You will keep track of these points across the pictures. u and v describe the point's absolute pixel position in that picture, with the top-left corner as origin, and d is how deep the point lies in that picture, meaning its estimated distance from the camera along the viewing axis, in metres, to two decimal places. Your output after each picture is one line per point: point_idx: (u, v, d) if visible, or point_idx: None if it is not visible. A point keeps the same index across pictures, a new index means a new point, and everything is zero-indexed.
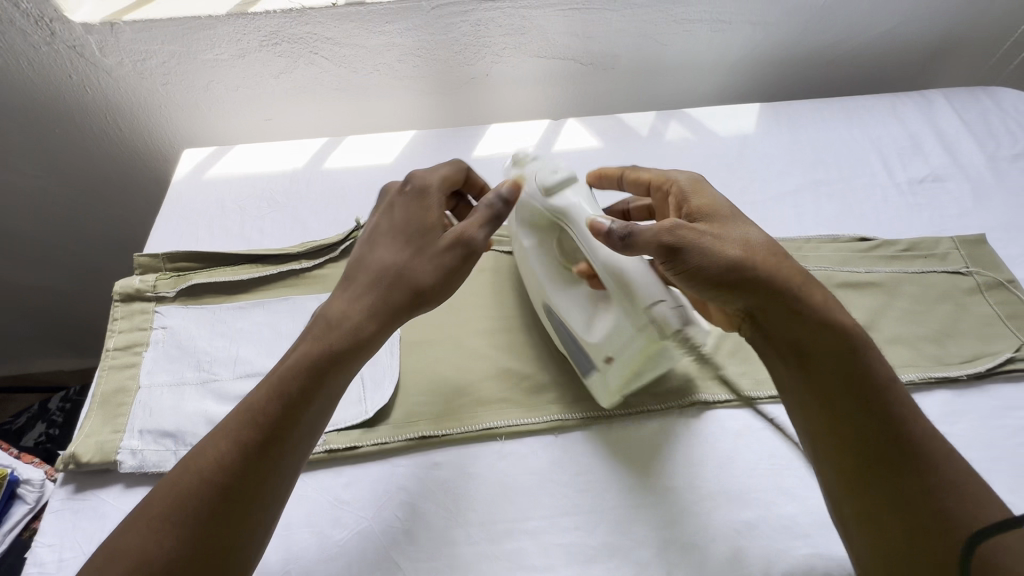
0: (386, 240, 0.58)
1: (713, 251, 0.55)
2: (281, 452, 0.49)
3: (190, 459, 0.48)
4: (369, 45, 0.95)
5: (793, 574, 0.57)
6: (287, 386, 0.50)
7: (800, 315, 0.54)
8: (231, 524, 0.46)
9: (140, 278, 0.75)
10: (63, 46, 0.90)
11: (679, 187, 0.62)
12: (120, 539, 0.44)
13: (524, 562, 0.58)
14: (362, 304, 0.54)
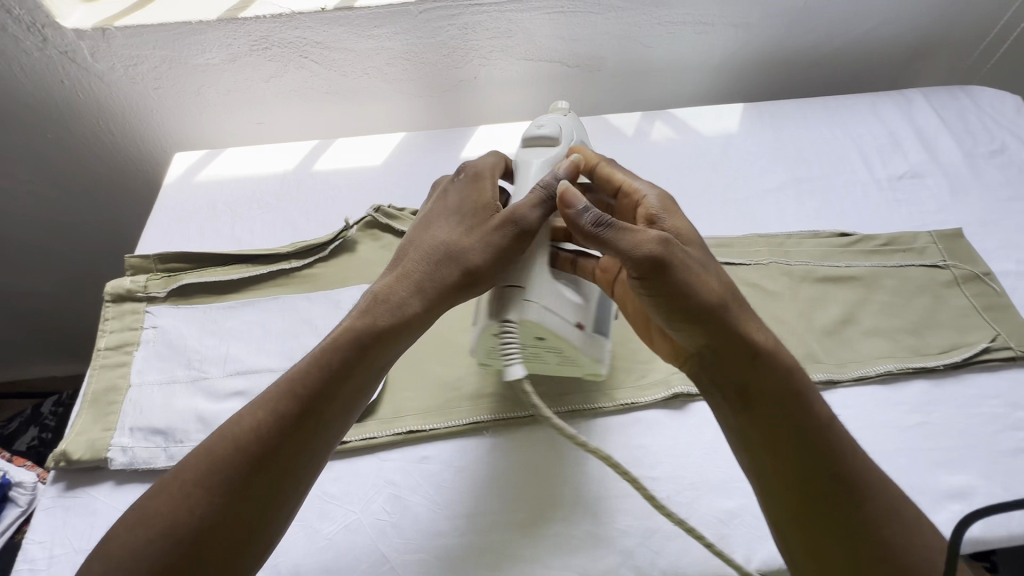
0: (440, 222, 0.59)
1: (700, 278, 0.52)
2: (318, 427, 0.50)
3: (230, 424, 0.49)
4: (358, 49, 0.96)
5: (772, 561, 0.58)
6: (330, 359, 0.51)
7: (757, 358, 0.53)
8: (256, 498, 0.47)
9: (131, 279, 0.76)
10: (54, 52, 0.91)
11: (650, 203, 0.58)
12: (153, 500, 0.46)
13: (510, 553, 0.59)
14: (409, 283, 0.56)
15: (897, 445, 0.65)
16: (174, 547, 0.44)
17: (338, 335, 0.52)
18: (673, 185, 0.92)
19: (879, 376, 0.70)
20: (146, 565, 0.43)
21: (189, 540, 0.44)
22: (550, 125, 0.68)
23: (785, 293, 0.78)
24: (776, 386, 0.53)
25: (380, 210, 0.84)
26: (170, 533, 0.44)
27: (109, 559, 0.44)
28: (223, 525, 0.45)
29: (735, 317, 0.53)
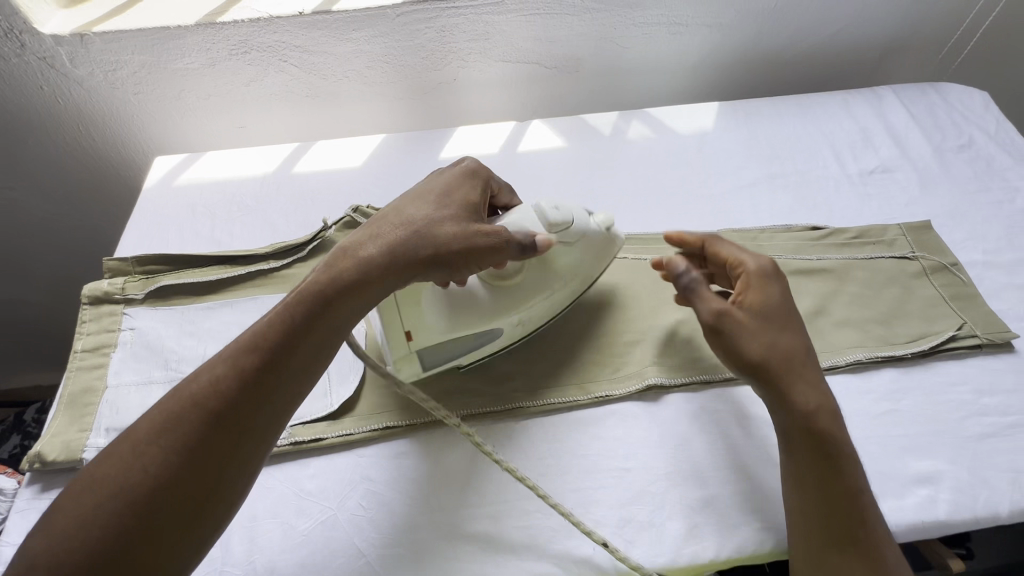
0: (417, 198, 0.61)
1: (747, 347, 0.59)
2: (274, 386, 0.50)
3: (187, 381, 0.49)
4: (337, 52, 0.97)
5: (743, 547, 0.59)
6: (292, 315, 0.52)
7: (798, 417, 0.58)
8: (212, 457, 0.47)
9: (108, 282, 0.76)
10: (33, 57, 0.92)
11: (746, 274, 0.64)
12: (104, 463, 0.46)
13: (486, 545, 0.59)
14: (378, 246, 0.57)
15: (867, 432, 0.66)
16: (128, 506, 0.44)
17: (302, 292, 0.54)
18: (650, 183, 0.94)
19: (850, 365, 0.71)
20: (99, 526, 0.43)
21: (142, 501, 0.44)
22: (562, 214, 0.65)
23: None
24: (806, 434, 0.57)
25: (359, 210, 0.84)
26: (123, 493, 0.44)
27: (60, 523, 0.43)
28: (178, 483, 0.45)
29: (786, 381, 0.58)
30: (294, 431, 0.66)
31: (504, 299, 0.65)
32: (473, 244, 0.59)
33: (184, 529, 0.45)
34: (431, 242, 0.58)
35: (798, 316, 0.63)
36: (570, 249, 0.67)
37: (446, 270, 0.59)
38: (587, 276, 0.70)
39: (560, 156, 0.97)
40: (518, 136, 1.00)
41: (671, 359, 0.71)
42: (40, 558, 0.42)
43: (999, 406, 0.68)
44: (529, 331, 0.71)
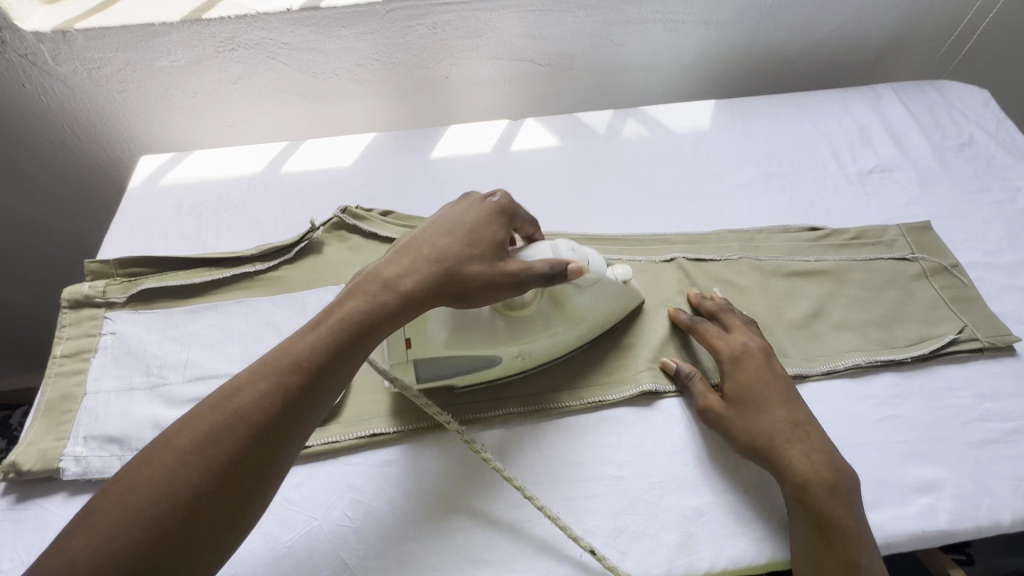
0: (450, 220, 0.60)
1: (733, 430, 0.62)
2: (316, 398, 0.49)
3: (230, 393, 0.47)
4: (327, 49, 0.95)
5: (739, 559, 0.58)
6: (336, 333, 0.51)
7: (789, 487, 0.58)
8: (256, 470, 0.45)
9: (89, 284, 0.74)
10: (14, 55, 0.90)
11: (723, 354, 0.66)
12: (143, 469, 0.43)
13: (474, 557, 0.58)
14: (410, 274, 0.56)
15: (866, 438, 0.65)
16: (172, 515, 0.41)
17: (345, 311, 0.52)
18: (646, 183, 0.92)
19: (849, 369, 0.70)
20: (140, 533, 0.40)
21: (186, 510, 0.42)
22: (579, 256, 0.62)
23: (755, 287, 0.77)
24: (805, 505, 0.57)
25: (348, 211, 0.83)
26: (167, 502, 0.42)
27: (93, 529, 0.40)
28: (222, 496, 0.43)
29: (772, 457, 0.59)
30: None
31: (511, 329, 0.63)
32: (507, 271, 0.58)
33: (219, 543, 0.43)
34: (466, 266, 0.57)
35: (781, 391, 0.63)
36: (583, 293, 0.65)
37: (478, 296, 0.58)
38: (594, 325, 0.69)
39: (554, 155, 0.95)
40: (511, 134, 0.98)
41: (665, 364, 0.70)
42: (67, 566, 0.38)
43: (1000, 411, 0.67)
44: (527, 367, 0.68)
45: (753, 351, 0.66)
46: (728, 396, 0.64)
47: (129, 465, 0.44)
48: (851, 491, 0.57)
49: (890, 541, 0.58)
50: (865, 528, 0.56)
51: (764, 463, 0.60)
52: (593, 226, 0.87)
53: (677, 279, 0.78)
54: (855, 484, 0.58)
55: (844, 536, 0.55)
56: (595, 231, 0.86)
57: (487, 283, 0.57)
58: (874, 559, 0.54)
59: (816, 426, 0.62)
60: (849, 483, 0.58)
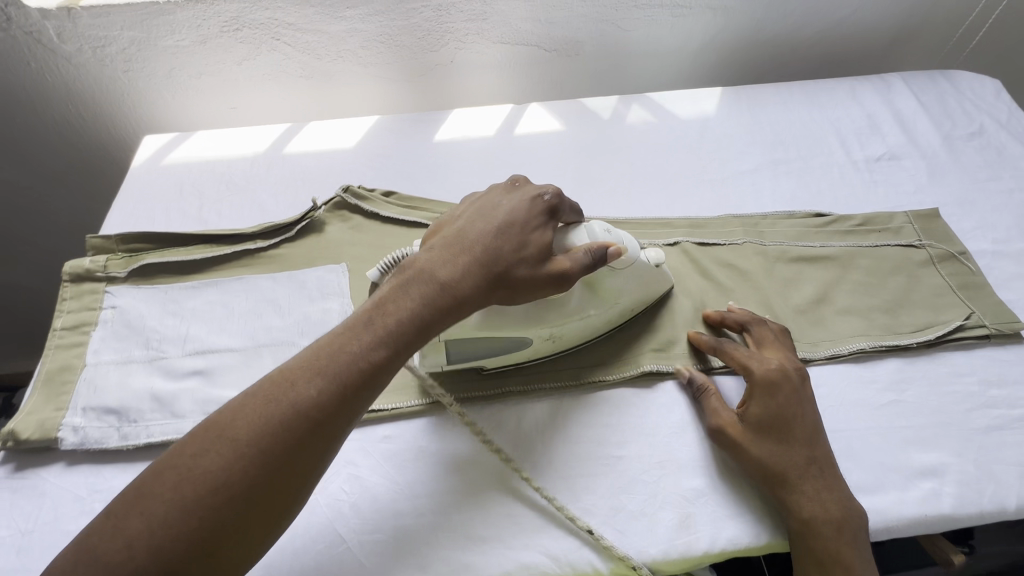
0: (508, 213, 0.57)
1: (749, 459, 0.58)
2: (369, 392, 0.48)
3: (283, 385, 0.46)
4: (331, 31, 0.95)
5: (738, 541, 0.57)
6: (390, 333, 0.50)
7: (795, 521, 0.56)
8: (310, 468, 0.45)
9: (91, 259, 0.74)
10: (20, 31, 0.90)
11: (756, 377, 0.61)
12: (199, 458, 0.42)
13: (471, 533, 0.57)
14: (462, 272, 0.53)
15: (869, 423, 0.64)
16: (226, 508, 0.42)
17: (399, 309, 0.51)
18: (650, 168, 0.91)
19: (852, 354, 0.69)
20: (197, 521, 0.41)
21: (240, 503, 0.42)
22: (614, 236, 0.62)
23: (760, 271, 0.76)
24: (806, 538, 0.55)
25: (350, 190, 0.82)
26: (222, 494, 0.42)
27: (149, 512, 0.41)
28: (275, 492, 0.44)
29: (782, 489, 0.57)
30: None
31: (543, 314, 0.60)
32: (557, 265, 0.56)
33: (267, 534, 0.44)
34: (523, 266, 0.55)
35: (806, 422, 0.59)
36: (616, 273, 0.64)
37: (529, 295, 0.56)
38: (625, 310, 0.68)
39: (557, 139, 0.95)
40: (515, 118, 0.98)
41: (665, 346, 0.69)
42: (125, 547, 0.39)
43: (1007, 398, 0.66)
44: (559, 347, 0.67)
45: (788, 376, 0.61)
46: (755, 424, 0.59)
47: (184, 448, 0.43)
48: (858, 529, 0.55)
49: (892, 525, 0.58)
50: (869, 563, 0.54)
51: (771, 493, 0.58)
52: (596, 209, 0.86)
53: (680, 263, 0.77)
54: (864, 521, 0.56)
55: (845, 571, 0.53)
56: (598, 214, 0.86)
57: (545, 281, 0.56)
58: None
59: (833, 463, 0.59)
60: (857, 520, 0.55)
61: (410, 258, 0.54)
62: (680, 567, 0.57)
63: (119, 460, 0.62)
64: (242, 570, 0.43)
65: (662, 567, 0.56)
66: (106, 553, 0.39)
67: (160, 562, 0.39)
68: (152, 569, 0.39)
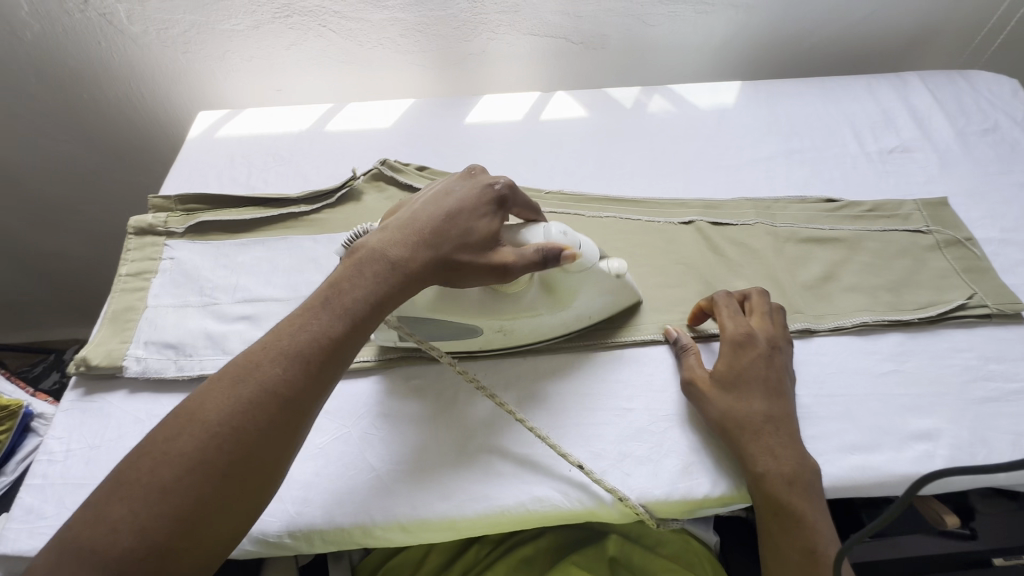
0: (452, 196, 0.60)
1: (710, 415, 0.62)
2: (336, 368, 0.51)
3: (250, 369, 0.48)
4: (372, 19, 1.02)
5: (739, 488, 0.61)
6: (350, 312, 0.52)
7: (756, 477, 0.59)
8: (284, 442, 0.48)
9: (153, 216, 0.82)
10: (94, 14, 0.99)
11: (727, 337, 0.66)
12: (173, 442, 0.45)
13: (490, 469, 0.62)
14: (419, 257, 0.56)
15: (870, 389, 0.67)
16: (205, 483, 0.44)
17: (355, 289, 0.53)
18: (667, 152, 0.96)
19: (856, 327, 0.72)
20: (178, 498, 0.43)
21: (219, 476, 0.44)
22: (571, 239, 0.61)
23: (770, 250, 0.80)
24: (758, 490, 0.58)
25: (386, 163, 0.89)
26: (201, 471, 0.44)
27: (132, 497, 0.43)
28: (249, 463, 0.45)
29: (737, 444, 0.60)
30: None
31: (495, 303, 0.65)
32: (501, 255, 0.58)
33: (252, 502, 0.46)
34: (472, 245, 0.58)
35: (767, 384, 0.63)
36: (571, 278, 0.64)
37: (480, 279, 0.58)
38: (583, 314, 0.69)
39: (582, 125, 1.00)
40: (541, 105, 1.03)
41: (675, 314, 0.74)
42: (110, 531, 0.41)
43: (1005, 372, 0.68)
44: (511, 343, 0.70)
45: (757, 340, 0.65)
46: (715, 379, 0.64)
47: (156, 437, 0.45)
48: (810, 483, 0.58)
49: (885, 481, 0.61)
50: (820, 515, 0.57)
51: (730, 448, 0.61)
52: (615, 189, 0.91)
53: (693, 240, 0.82)
54: (815, 478, 0.59)
55: (794, 520, 0.57)
56: (618, 193, 0.90)
57: (493, 265, 0.57)
58: (824, 542, 0.56)
59: (790, 424, 0.62)
60: (809, 475, 0.59)
61: (360, 244, 0.57)
62: (680, 509, 0.61)
63: (175, 389, 0.68)
64: (231, 538, 0.45)
65: (664, 508, 0.61)
66: (92, 541, 0.41)
67: (147, 541, 0.41)
68: (139, 549, 0.41)
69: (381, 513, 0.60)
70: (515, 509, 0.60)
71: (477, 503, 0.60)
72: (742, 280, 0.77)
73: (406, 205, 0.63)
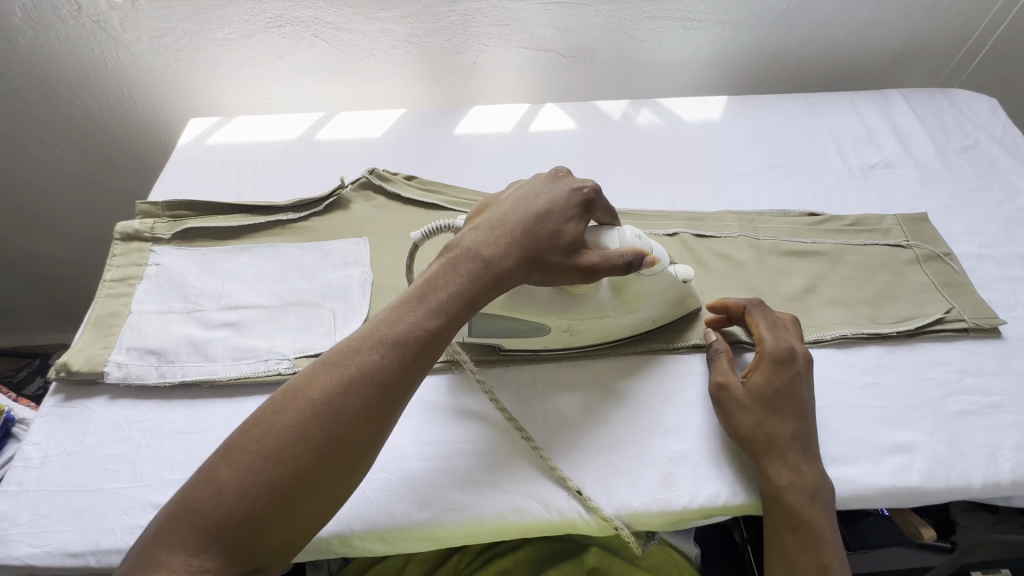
0: (542, 197, 0.60)
1: (738, 426, 0.62)
2: (429, 358, 0.52)
3: (351, 352, 0.49)
4: (366, 30, 1.04)
5: (715, 501, 0.61)
6: (442, 305, 0.53)
7: (779, 491, 0.59)
8: (377, 428, 0.48)
9: (139, 222, 0.82)
10: (88, 20, 1.00)
11: (767, 351, 0.65)
12: (279, 415, 0.46)
13: (467, 478, 0.62)
14: (508, 255, 0.56)
15: (848, 402, 0.68)
16: (303, 457, 0.45)
17: (448, 282, 0.54)
18: (654, 164, 0.97)
19: (836, 340, 0.73)
20: (278, 470, 0.45)
21: (315, 454, 0.46)
22: (644, 243, 0.63)
23: (753, 261, 0.81)
24: (779, 506, 0.59)
25: (375, 172, 0.90)
26: (300, 447, 0.45)
27: (238, 463, 0.45)
28: (344, 445, 0.46)
29: (762, 457, 0.60)
30: (297, 362, 0.70)
31: (566, 303, 0.65)
32: (586, 258, 0.58)
33: (340, 485, 0.47)
34: (561, 249, 0.58)
35: (800, 402, 0.63)
36: (643, 281, 0.66)
37: (565, 282, 0.60)
38: (645, 320, 0.70)
39: (570, 136, 1.02)
40: (529, 117, 1.04)
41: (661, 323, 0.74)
42: (217, 492, 0.44)
43: (982, 386, 0.69)
44: (574, 343, 0.71)
45: (796, 357, 0.65)
46: (754, 392, 0.63)
47: (265, 409, 0.47)
48: (829, 501, 0.59)
49: (862, 493, 0.62)
50: (834, 532, 0.58)
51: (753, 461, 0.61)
52: None
53: (677, 251, 0.83)
54: (832, 496, 0.60)
55: (812, 535, 0.57)
56: None
57: (578, 269, 0.58)
58: (838, 558, 0.57)
59: (815, 443, 0.62)
60: (828, 493, 0.59)
61: (453, 241, 0.58)
62: (662, 521, 0.61)
63: (156, 396, 0.68)
64: (319, 517, 0.46)
65: (645, 519, 0.61)
66: (200, 500, 0.44)
67: (246, 507, 0.44)
68: (242, 512, 0.43)
69: (359, 522, 0.60)
70: (492, 517, 0.60)
71: (455, 512, 0.60)
72: (725, 291, 0.78)
73: (495, 199, 0.63)
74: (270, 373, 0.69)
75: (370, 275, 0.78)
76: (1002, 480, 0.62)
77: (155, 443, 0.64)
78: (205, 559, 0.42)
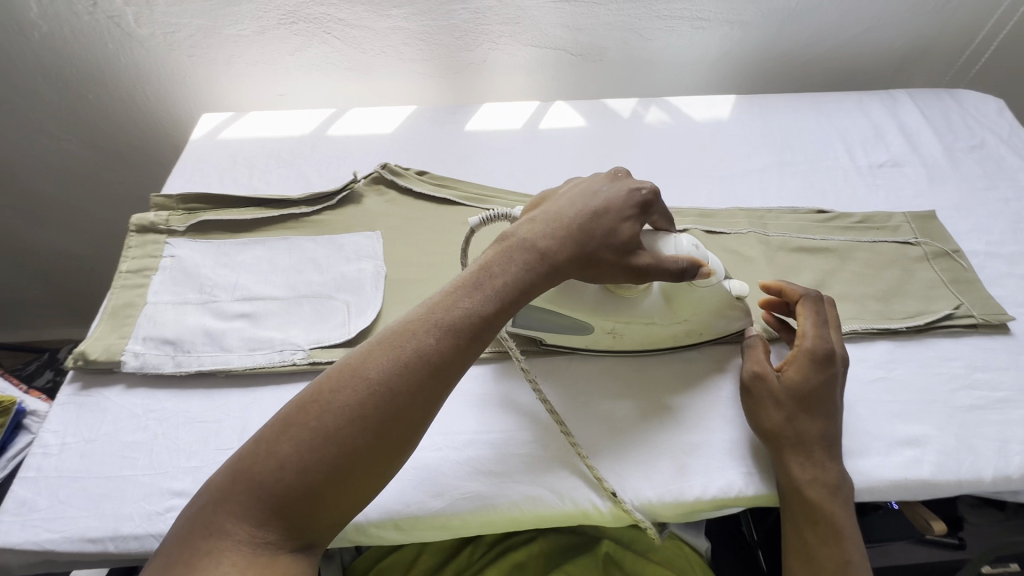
0: (599, 194, 0.60)
1: (762, 419, 0.63)
2: (481, 344, 0.52)
3: (406, 334, 0.50)
4: (378, 28, 1.05)
5: (728, 492, 0.62)
6: (495, 292, 0.53)
7: (799, 487, 0.59)
8: (428, 411, 0.49)
9: (154, 214, 0.83)
10: (102, 16, 1.01)
11: (808, 347, 0.63)
12: (337, 393, 0.47)
13: (481, 467, 0.63)
14: (560, 246, 0.56)
15: (858, 396, 0.68)
16: (359, 434, 0.46)
17: (502, 269, 0.54)
18: (663, 161, 0.98)
19: (846, 335, 0.73)
20: (337, 446, 0.45)
21: (371, 433, 0.46)
22: (701, 253, 0.61)
23: (763, 258, 0.82)
24: (798, 501, 0.59)
25: (387, 167, 0.90)
26: (357, 425, 0.46)
27: (297, 438, 0.45)
28: (398, 425, 0.47)
29: (785, 453, 0.61)
30: (312, 352, 0.70)
31: (611, 306, 0.64)
32: (642, 259, 0.58)
33: (390, 465, 0.47)
34: (615, 245, 0.58)
35: (832, 402, 0.62)
36: (696, 292, 0.63)
37: (617, 280, 0.59)
38: (694, 330, 0.69)
39: (579, 133, 1.02)
40: (540, 115, 1.05)
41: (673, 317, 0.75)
42: (277, 466, 0.45)
43: (990, 381, 0.70)
44: (618, 345, 0.70)
45: (836, 358, 0.64)
46: (788, 386, 0.63)
47: (322, 384, 0.48)
48: (849, 497, 0.60)
49: (873, 485, 0.62)
50: (853, 527, 0.59)
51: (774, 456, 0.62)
52: None
53: None
54: (852, 494, 0.60)
55: (831, 530, 0.58)
56: None
57: (629, 266, 0.58)
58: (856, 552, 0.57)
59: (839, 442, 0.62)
60: (848, 490, 0.60)
61: (509, 231, 0.57)
62: (676, 513, 0.62)
63: (173, 385, 0.69)
64: (371, 493, 0.47)
65: (658, 511, 0.62)
66: (261, 472, 0.45)
67: (305, 481, 0.44)
68: (301, 485, 0.44)
69: (374, 511, 0.60)
70: (505, 507, 0.61)
71: (469, 502, 0.61)
72: None
73: (552, 194, 0.63)
74: (285, 363, 0.70)
75: (383, 268, 0.78)
76: (1012, 473, 0.63)
77: (172, 432, 0.65)
78: (268, 532, 0.44)
